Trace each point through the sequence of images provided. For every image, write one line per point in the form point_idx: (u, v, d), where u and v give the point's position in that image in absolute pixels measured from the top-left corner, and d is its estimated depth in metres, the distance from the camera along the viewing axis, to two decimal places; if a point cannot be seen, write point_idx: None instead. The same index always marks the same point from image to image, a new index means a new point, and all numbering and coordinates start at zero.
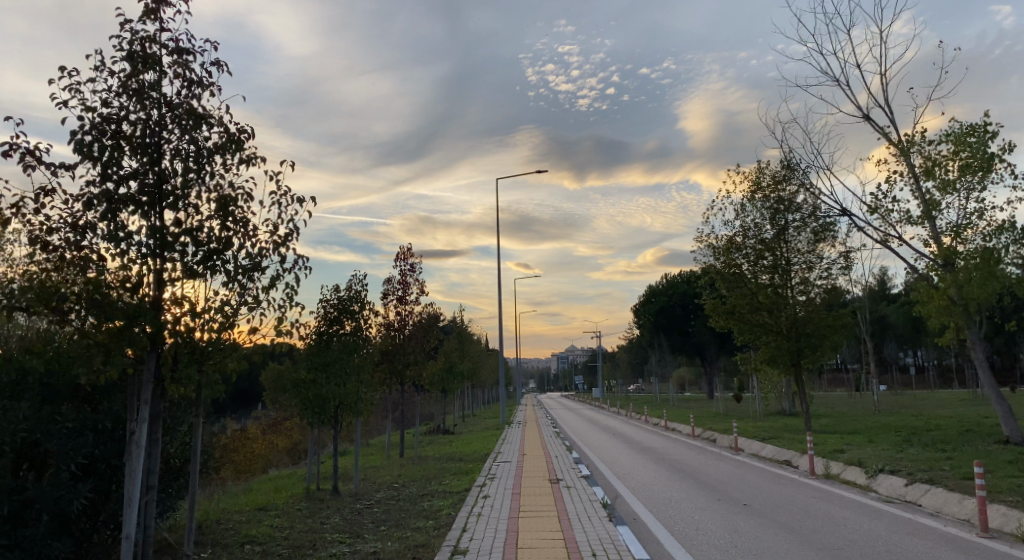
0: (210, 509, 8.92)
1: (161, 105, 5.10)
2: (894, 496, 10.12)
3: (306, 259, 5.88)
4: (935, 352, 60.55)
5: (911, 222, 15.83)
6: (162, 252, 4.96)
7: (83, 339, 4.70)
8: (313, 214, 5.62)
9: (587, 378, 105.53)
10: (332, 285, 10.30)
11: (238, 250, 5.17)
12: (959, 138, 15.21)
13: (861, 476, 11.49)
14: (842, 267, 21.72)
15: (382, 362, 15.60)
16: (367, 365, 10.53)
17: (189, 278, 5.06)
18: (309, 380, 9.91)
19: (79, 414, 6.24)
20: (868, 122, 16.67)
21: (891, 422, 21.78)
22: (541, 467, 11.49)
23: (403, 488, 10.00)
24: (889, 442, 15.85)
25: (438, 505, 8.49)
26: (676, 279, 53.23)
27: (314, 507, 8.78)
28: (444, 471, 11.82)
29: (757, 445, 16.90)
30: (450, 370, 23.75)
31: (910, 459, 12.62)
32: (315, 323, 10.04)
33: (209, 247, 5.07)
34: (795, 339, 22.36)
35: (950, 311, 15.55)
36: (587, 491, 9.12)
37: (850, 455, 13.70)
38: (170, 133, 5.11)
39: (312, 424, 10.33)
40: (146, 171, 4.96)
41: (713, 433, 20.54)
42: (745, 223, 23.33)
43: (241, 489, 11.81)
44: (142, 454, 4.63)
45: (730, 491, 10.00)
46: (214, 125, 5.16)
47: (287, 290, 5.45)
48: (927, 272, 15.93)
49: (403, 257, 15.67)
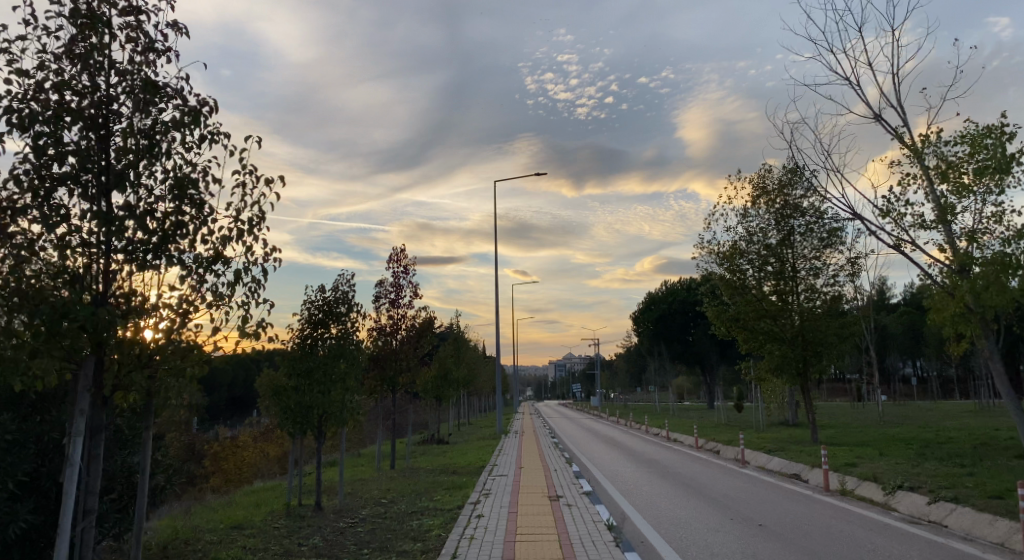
0: (182, 526, 8.19)
1: (110, 71, 4.36)
2: (918, 516, 9.44)
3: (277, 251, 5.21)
4: (937, 364, 59.96)
5: (925, 227, 15.24)
6: (109, 241, 4.25)
7: (9, 341, 3.94)
8: (281, 199, 4.92)
9: (585, 386, 104.64)
10: (318, 285, 9.67)
11: (196, 239, 4.46)
12: (975, 139, 14.68)
13: (879, 493, 10.82)
14: (850, 274, 21.14)
15: (373, 369, 14.95)
16: (355, 372, 9.82)
17: (138, 271, 4.33)
18: (291, 386, 9.24)
19: (22, 426, 5.56)
20: (880, 121, 15.91)
21: (901, 434, 21.12)
22: (539, 483, 10.76)
23: (392, 505, 9.28)
24: (903, 456, 15.19)
25: (429, 524, 7.79)
26: (675, 286, 52.75)
27: (293, 525, 8.07)
28: (437, 485, 11.05)
29: (764, 458, 16.24)
30: (445, 378, 23.03)
31: (930, 474, 11.94)
32: (299, 325, 9.41)
33: (162, 235, 4.34)
34: (801, 347, 21.76)
35: (966, 319, 14.90)
36: (590, 512, 8.41)
37: (865, 469, 13.01)
38: (121, 105, 4.39)
39: (294, 434, 9.53)
40: (93, 148, 4.26)
41: (717, 445, 19.83)
42: (749, 228, 22.76)
43: (219, 503, 11.11)
44: (77, 475, 3.85)
45: (744, 511, 9.30)
46: (172, 97, 4.45)
47: (253, 285, 4.74)
48: (942, 278, 15.25)
49: (397, 257, 15.04)
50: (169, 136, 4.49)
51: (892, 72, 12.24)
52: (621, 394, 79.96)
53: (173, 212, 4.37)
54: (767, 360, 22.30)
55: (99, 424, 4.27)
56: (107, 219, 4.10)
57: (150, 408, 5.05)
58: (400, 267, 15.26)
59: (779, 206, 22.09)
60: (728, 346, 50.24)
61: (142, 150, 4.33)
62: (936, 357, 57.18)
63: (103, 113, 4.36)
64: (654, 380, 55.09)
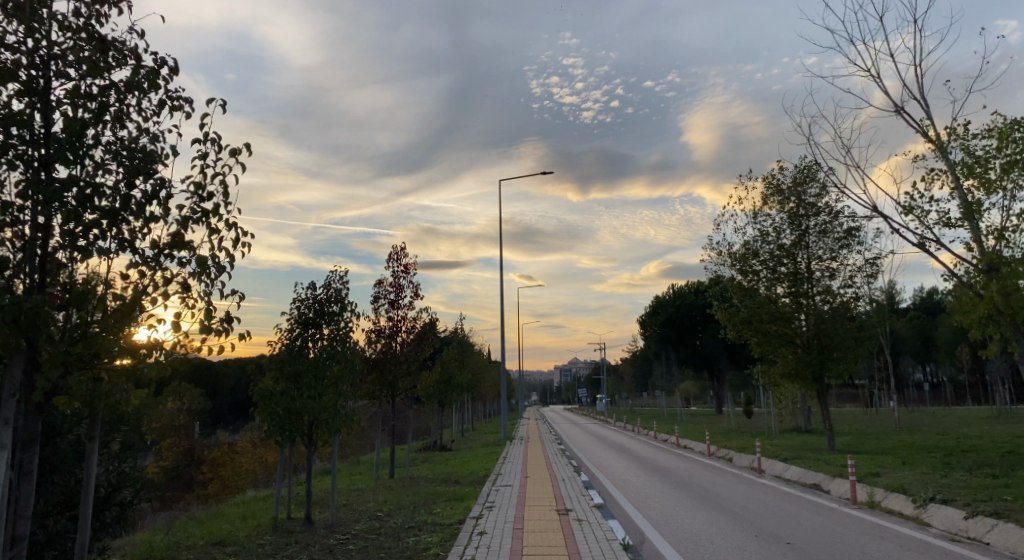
0: (158, 542, 7.58)
1: (55, 26, 3.78)
2: (955, 532, 8.75)
3: (247, 237, 4.57)
4: (950, 369, 58.92)
5: (950, 224, 14.52)
6: (49, 221, 3.67)
7: None
8: (249, 175, 4.24)
9: (591, 390, 103.80)
10: (309, 282, 9.09)
11: (145, 220, 3.80)
12: (1004, 132, 13.99)
13: (909, 506, 10.13)
14: (868, 274, 20.41)
15: (372, 373, 14.41)
16: (348, 375, 9.12)
17: (80, 256, 3.72)
18: (279, 391, 8.61)
19: None
20: (901, 114, 15.22)
21: (921, 441, 20.35)
22: (547, 493, 10.12)
23: (387, 519, 8.61)
24: (929, 465, 14.44)
25: (427, 541, 7.13)
26: (684, 289, 52.02)
27: (280, 542, 7.44)
28: (437, 496, 10.41)
29: (781, 466, 15.55)
30: (449, 382, 22.43)
31: (963, 486, 11.20)
32: (289, 325, 8.82)
33: (104, 214, 3.68)
34: (816, 351, 21.06)
35: (996, 321, 14.12)
36: (603, 528, 7.74)
37: (891, 479, 12.29)
38: (65, 64, 3.77)
39: (282, 443, 8.88)
40: (30, 113, 3.67)
41: (729, 453, 19.17)
42: (762, 227, 22.03)
43: (207, 515, 10.56)
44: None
45: (767, 525, 8.71)
46: (125, 56, 3.82)
47: (212, 275, 4.08)
48: (969, 278, 14.45)
49: (397, 256, 14.42)
50: (120, 99, 3.84)
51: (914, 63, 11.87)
52: (627, 399, 79.21)
53: (120, 188, 3.72)
54: (782, 365, 21.62)
55: (32, 433, 3.68)
56: (44, 196, 3.51)
57: (95, 417, 4.45)
58: (401, 266, 14.66)
59: (792, 206, 21.40)
60: (737, 350, 49.53)
61: (88, 116, 3.72)
62: (948, 362, 56.28)
63: (45, 75, 3.78)
64: (661, 386, 54.36)
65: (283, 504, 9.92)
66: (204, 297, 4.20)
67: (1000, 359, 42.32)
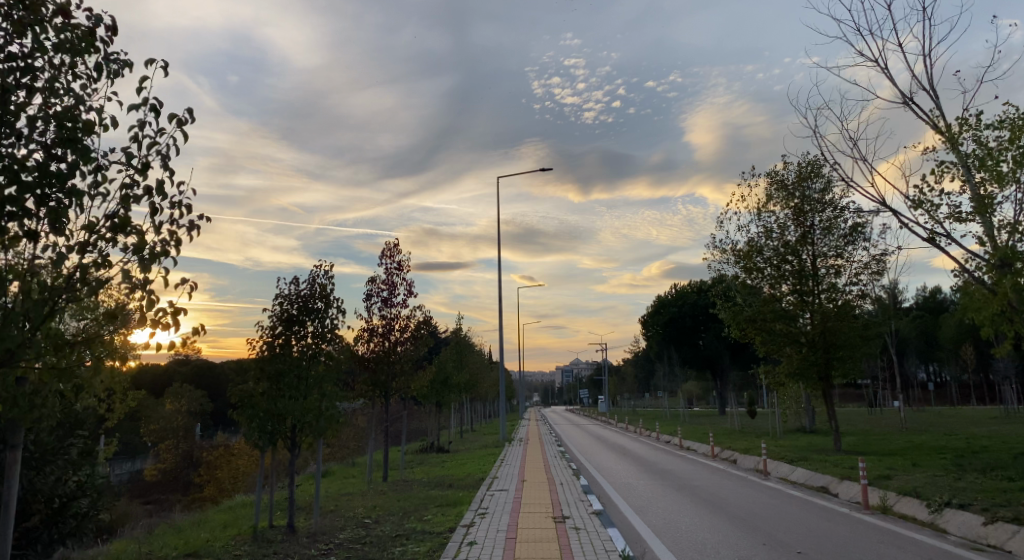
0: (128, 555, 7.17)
1: None
2: (974, 539, 8.28)
3: (191, 216, 4.13)
4: (956, 369, 58.24)
5: (961, 218, 14.03)
6: None
7: None
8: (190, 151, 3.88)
9: (593, 391, 103.31)
10: (291, 277, 8.71)
11: (73, 194, 3.40)
12: (1016, 123, 13.51)
13: (923, 511, 9.67)
14: (874, 271, 19.92)
15: (365, 373, 14.02)
16: (332, 376, 8.69)
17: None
18: (260, 392, 8.18)
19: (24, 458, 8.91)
20: (909, 105, 14.71)
21: (930, 441, 19.87)
22: (543, 499, 9.67)
23: (374, 527, 8.16)
24: (939, 467, 14.00)
25: (414, 552, 6.69)
26: (686, 288, 51.56)
27: (259, 552, 7.03)
28: (429, 502, 9.97)
29: (787, 468, 15.08)
30: (446, 383, 22.00)
31: (977, 490, 10.72)
32: (270, 323, 8.41)
33: (28, 189, 3.29)
34: (821, 350, 20.62)
35: (1009, 317, 13.63)
36: (601, 538, 7.25)
37: (902, 482, 11.83)
38: None
39: (263, 447, 8.44)
40: None
41: (733, 454, 18.75)
42: (767, 224, 21.57)
43: (188, 522, 10.20)
44: None
45: (774, 533, 8.33)
46: (54, 13, 3.46)
47: (153, 259, 3.72)
48: (981, 274, 13.96)
49: (389, 253, 14.00)
50: (46, 63, 3.48)
51: (925, 52, 10.81)
52: (629, 400, 78.78)
53: (48, 162, 3.36)
54: (786, 364, 21.16)
55: None
56: None
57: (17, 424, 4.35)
58: (394, 263, 14.23)
59: (797, 201, 20.95)
60: (740, 349, 49.02)
61: (11, 78, 3.34)
62: (953, 360, 55.69)
63: None
64: (663, 386, 53.85)
65: (267, 512, 9.53)
66: (146, 290, 3.82)
67: (1007, 356, 41.74)
